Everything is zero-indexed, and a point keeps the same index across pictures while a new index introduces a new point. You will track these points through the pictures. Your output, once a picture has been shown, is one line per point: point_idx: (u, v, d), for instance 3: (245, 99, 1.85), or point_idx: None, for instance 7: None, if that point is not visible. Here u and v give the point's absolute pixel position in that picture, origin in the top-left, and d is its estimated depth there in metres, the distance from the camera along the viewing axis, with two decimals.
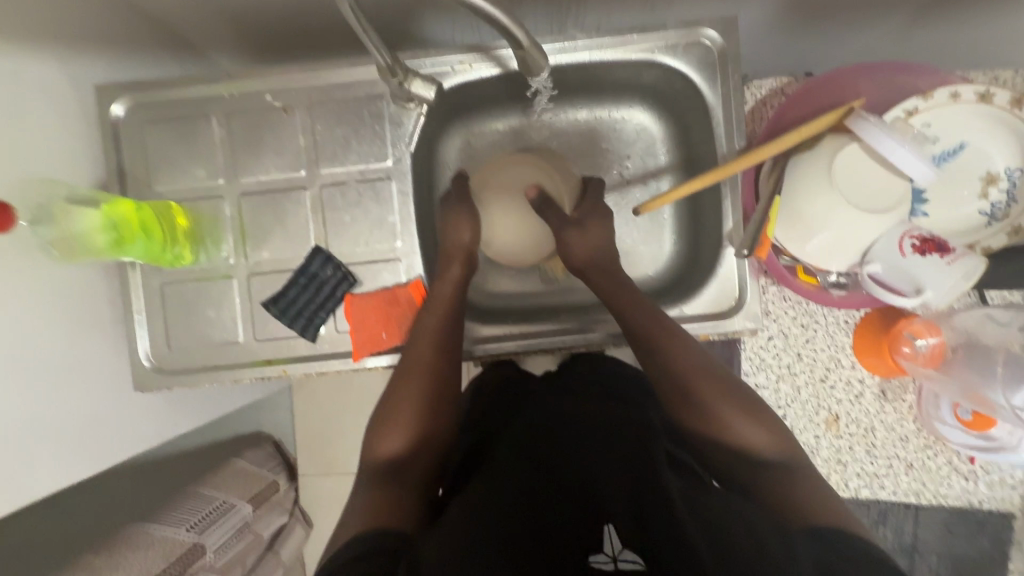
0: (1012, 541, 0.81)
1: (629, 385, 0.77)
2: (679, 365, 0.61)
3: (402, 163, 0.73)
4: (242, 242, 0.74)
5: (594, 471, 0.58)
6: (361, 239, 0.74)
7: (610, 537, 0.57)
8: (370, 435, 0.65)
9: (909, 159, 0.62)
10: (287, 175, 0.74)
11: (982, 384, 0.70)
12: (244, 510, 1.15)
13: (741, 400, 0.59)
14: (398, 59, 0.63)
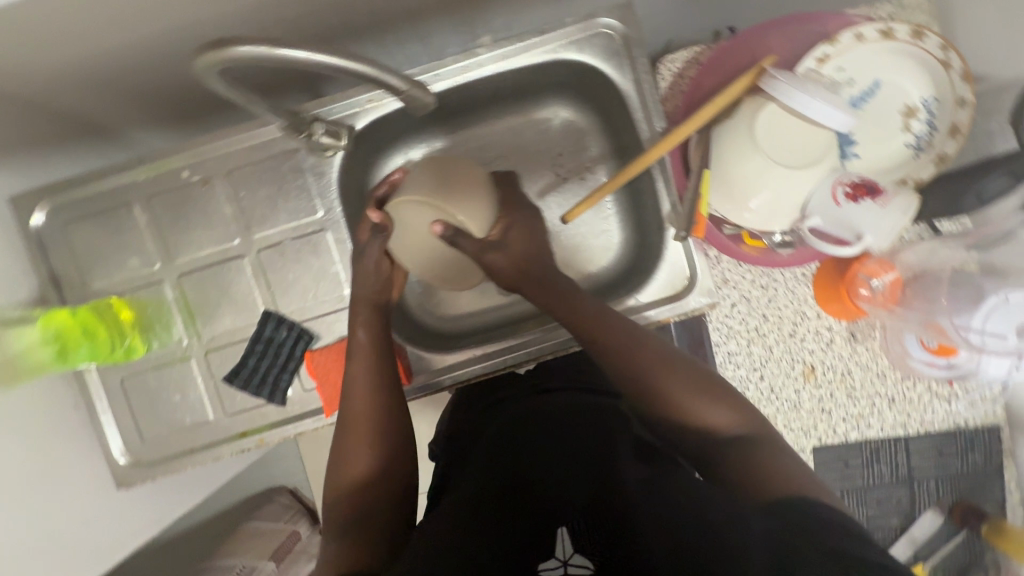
0: (1002, 452, 0.83)
1: (595, 377, 0.79)
2: (628, 355, 0.61)
3: (333, 212, 0.73)
4: (192, 322, 0.74)
5: (555, 479, 0.58)
6: (308, 295, 0.73)
7: (562, 539, 0.52)
8: (334, 466, 0.63)
9: (826, 114, 0.61)
10: (222, 247, 0.73)
11: (938, 316, 0.72)
12: (266, 567, 1.20)
13: (693, 380, 0.61)
14: (297, 114, 0.62)
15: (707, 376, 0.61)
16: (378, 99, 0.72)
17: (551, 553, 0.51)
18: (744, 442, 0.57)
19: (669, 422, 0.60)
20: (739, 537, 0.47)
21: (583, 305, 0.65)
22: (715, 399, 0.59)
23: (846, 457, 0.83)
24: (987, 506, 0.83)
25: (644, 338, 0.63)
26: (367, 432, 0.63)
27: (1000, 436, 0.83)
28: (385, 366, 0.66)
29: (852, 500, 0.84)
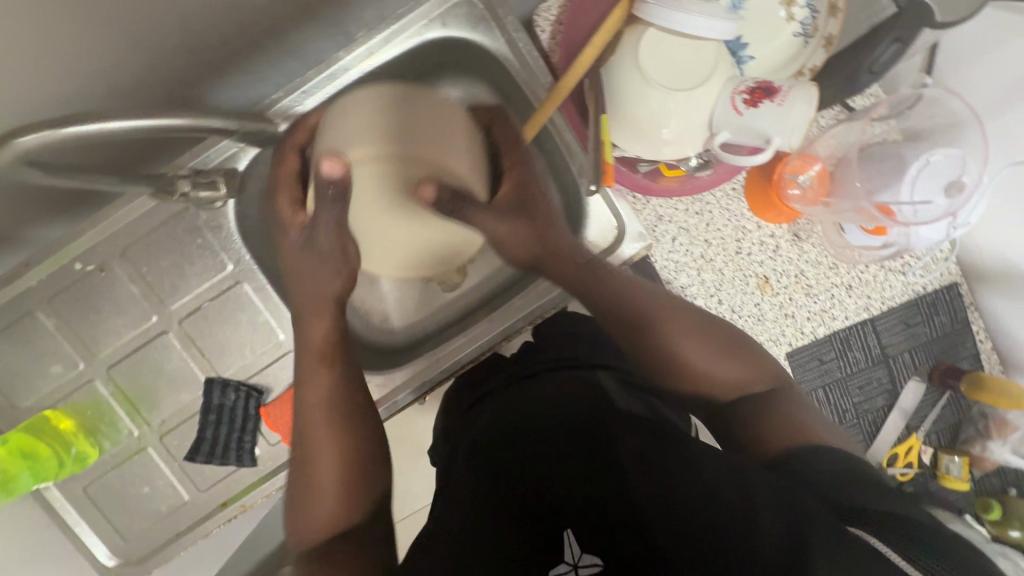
0: (965, 307, 0.84)
1: (567, 348, 0.73)
2: (664, 334, 0.60)
3: (244, 262, 0.69)
4: (136, 411, 0.71)
5: (558, 473, 0.53)
6: (246, 351, 0.71)
7: (569, 542, 0.50)
8: (298, 505, 0.58)
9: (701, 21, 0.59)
10: (142, 328, 0.70)
11: (875, 195, 0.70)
12: None
13: (706, 339, 0.60)
14: (159, 176, 0.61)
15: (734, 349, 0.61)
16: None
17: (560, 557, 0.49)
18: (758, 400, 0.58)
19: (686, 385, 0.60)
20: (762, 509, 0.44)
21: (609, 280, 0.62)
22: (727, 359, 0.60)
23: (819, 353, 0.84)
24: (964, 362, 0.85)
25: (679, 315, 0.62)
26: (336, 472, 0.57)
27: (959, 292, 0.84)
28: (355, 404, 0.60)
29: (836, 393, 0.84)
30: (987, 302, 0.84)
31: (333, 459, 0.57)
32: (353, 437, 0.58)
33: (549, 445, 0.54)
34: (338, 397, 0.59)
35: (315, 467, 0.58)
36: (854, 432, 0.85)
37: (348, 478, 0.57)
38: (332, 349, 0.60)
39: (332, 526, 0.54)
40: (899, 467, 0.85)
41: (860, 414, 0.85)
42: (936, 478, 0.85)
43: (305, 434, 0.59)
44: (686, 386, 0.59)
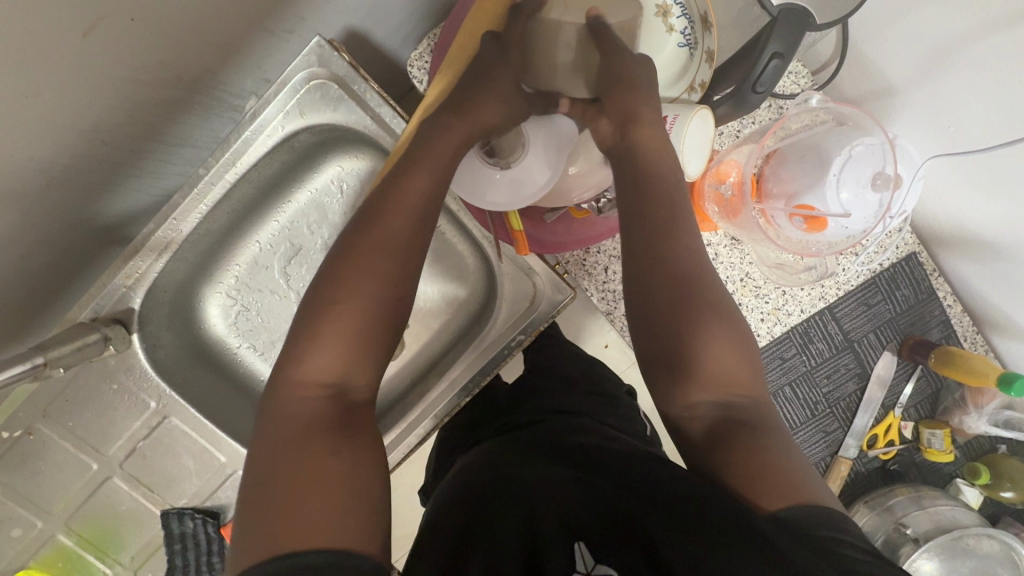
0: (927, 275, 0.79)
1: (551, 399, 0.69)
2: (731, 372, 0.51)
3: (165, 396, 0.69)
4: (104, 554, 0.71)
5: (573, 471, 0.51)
6: (192, 477, 0.71)
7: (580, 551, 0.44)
8: (322, 327, 0.50)
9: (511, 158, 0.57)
10: (85, 478, 0.69)
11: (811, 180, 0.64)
12: None
13: (727, 329, 0.52)
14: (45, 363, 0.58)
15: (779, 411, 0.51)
16: (136, 273, 0.65)
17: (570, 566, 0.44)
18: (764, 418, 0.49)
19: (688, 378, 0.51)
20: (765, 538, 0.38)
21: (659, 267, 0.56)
22: (737, 354, 0.51)
23: (780, 352, 0.79)
24: (934, 332, 0.80)
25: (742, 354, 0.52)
26: (366, 324, 0.50)
27: (919, 261, 0.79)
28: (408, 276, 0.53)
29: (804, 387, 0.80)
30: (950, 265, 0.79)
31: (346, 330, 0.50)
32: (361, 343, 0.50)
33: (569, 457, 0.54)
34: (392, 259, 0.52)
35: (333, 296, 0.51)
36: (829, 422, 0.81)
37: (354, 354, 0.50)
38: (406, 221, 0.53)
39: (323, 403, 0.48)
40: (880, 448, 0.82)
41: (832, 403, 0.81)
42: (920, 451, 0.82)
43: (345, 261, 0.52)
44: (674, 376, 0.52)
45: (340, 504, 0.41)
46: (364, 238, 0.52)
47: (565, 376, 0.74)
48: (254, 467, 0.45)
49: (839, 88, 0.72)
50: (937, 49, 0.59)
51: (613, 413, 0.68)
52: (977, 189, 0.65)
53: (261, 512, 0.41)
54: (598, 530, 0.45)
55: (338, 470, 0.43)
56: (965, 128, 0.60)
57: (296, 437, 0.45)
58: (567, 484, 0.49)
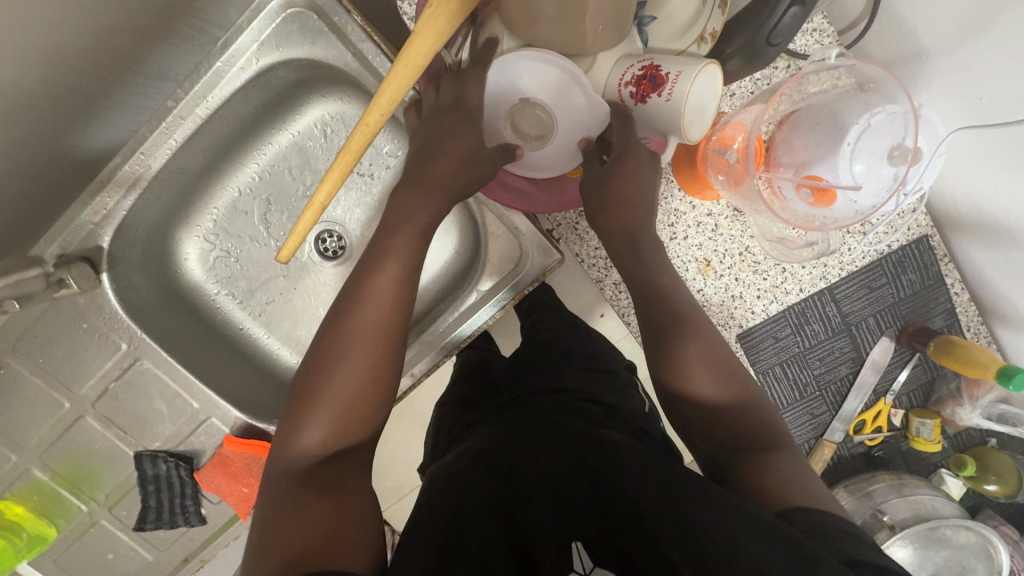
0: (937, 260, 0.75)
1: (545, 375, 0.69)
2: (730, 399, 0.53)
3: (137, 337, 0.67)
4: (79, 490, 0.72)
5: (557, 468, 0.50)
6: (165, 422, 0.70)
7: (579, 556, 0.44)
8: (314, 386, 0.51)
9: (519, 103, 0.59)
10: (58, 416, 0.69)
11: (823, 158, 0.60)
12: None
13: (719, 359, 0.55)
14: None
15: (770, 416, 0.53)
16: (104, 209, 0.62)
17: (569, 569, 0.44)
18: (755, 450, 0.51)
19: (681, 398, 0.54)
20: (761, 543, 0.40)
21: (653, 280, 0.59)
22: (728, 381, 0.54)
23: (774, 331, 0.77)
24: (937, 320, 0.77)
25: (733, 373, 0.55)
26: (361, 382, 0.51)
27: (930, 244, 0.75)
28: (394, 352, 0.53)
29: (794, 368, 0.78)
30: (962, 251, 0.74)
31: (335, 407, 0.50)
32: (359, 398, 0.51)
33: (554, 455, 0.52)
34: (377, 331, 0.52)
35: (321, 375, 0.51)
36: (817, 404, 0.79)
37: (343, 429, 0.50)
38: (389, 298, 0.53)
39: (323, 463, 0.49)
40: (867, 433, 0.80)
41: (822, 386, 0.79)
42: (908, 440, 0.81)
43: (329, 340, 0.52)
44: (672, 395, 0.55)
45: (346, 528, 0.44)
46: (355, 287, 0.53)
47: (551, 350, 0.74)
48: (257, 533, 0.45)
49: (867, 50, 0.67)
50: (980, 9, 0.53)
51: (603, 389, 0.67)
52: (1004, 170, 0.60)
53: (267, 555, 0.42)
54: (590, 528, 0.46)
55: (335, 510, 0.45)
56: (1005, 100, 0.54)
57: (297, 491, 0.46)
58: (570, 491, 0.48)
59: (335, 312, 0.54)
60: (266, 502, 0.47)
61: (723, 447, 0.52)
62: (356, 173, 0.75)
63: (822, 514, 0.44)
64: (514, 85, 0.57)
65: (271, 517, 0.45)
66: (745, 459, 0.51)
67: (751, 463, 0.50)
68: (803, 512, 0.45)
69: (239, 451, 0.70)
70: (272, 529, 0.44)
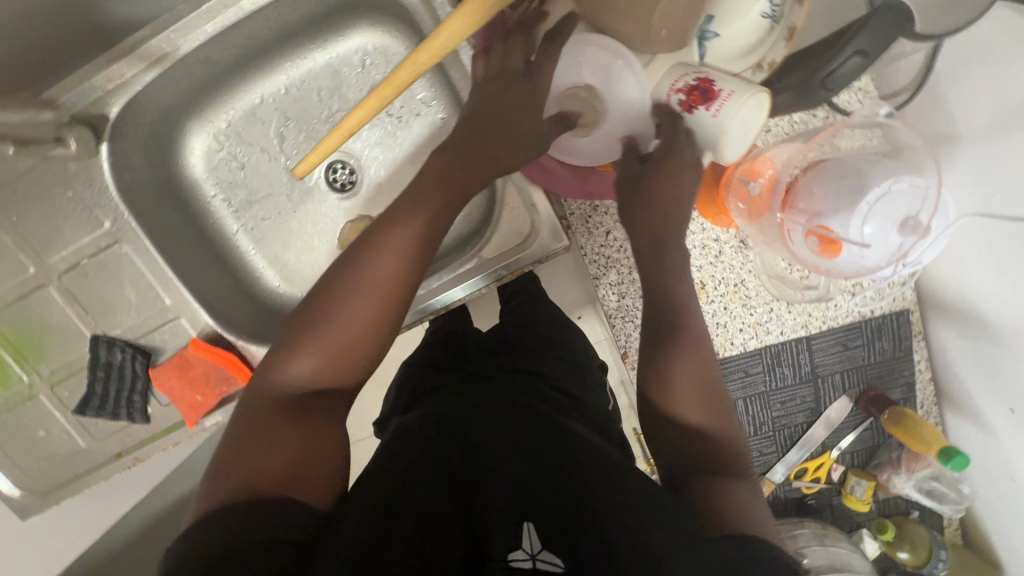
0: (910, 335, 0.79)
1: (523, 357, 0.69)
2: (706, 425, 0.54)
3: (122, 220, 0.65)
4: (23, 359, 0.69)
5: (525, 447, 0.50)
6: (130, 313, 0.67)
7: (528, 533, 0.40)
8: (315, 321, 0.50)
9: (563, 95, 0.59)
10: (21, 279, 0.66)
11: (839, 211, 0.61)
12: None
13: (708, 384, 0.56)
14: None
15: (738, 451, 0.54)
16: (117, 79, 0.60)
17: (516, 544, 0.39)
18: (715, 474, 0.51)
19: (659, 412, 0.56)
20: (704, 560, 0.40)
21: (655, 295, 0.59)
22: (709, 407, 0.55)
23: (746, 365, 0.79)
24: (896, 390, 0.81)
25: (715, 402, 0.55)
26: (362, 327, 0.50)
27: (909, 319, 0.78)
28: (402, 304, 0.51)
29: (755, 405, 0.81)
30: (936, 332, 0.78)
31: (333, 344, 0.49)
32: (356, 341, 0.50)
33: (525, 436, 0.52)
34: (390, 278, 0.50)
35: (325, 310, 0.50)
36: (767, 443, 0.82)
37: (338, 360, 0.50)
38: (408, 248, 0.51)
39: (305, 399, 0.49)
40: (805, 481, 0.84)
41: (777, 427, 0.82)
42: (840, 495, 0.85)
43: (341, 276, 0.51)
44: (652, 404, 0.56)
45: (303, 470, 0.43)
46: (376, 231, 0.52)
47: (533, 335, 0.75)
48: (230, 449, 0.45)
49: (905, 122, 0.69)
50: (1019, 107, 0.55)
51: (574, 380, 0.68)
52: (998, 262, 0.63)
53: (221, 482, 0.42)
54: (548, 512, 0.43)
55: (288, 460, 0.44)
56: (1013, 197, 0.57)
57: (274, 420, 0.46)
58: (534, 467, 0.48)
59: (350, 250, 0.53)
60: (242, 423, 0.47)
61: (685, 464, 0.53)
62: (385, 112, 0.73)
63: (767, 547, 0.44)
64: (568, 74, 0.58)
65: (240, 440, 0.45)
66: (704, 479, 0.51)
67: (708, 485, 0.51)
68: (748, 539, 0.44)
69: (204, 358, 0.67)
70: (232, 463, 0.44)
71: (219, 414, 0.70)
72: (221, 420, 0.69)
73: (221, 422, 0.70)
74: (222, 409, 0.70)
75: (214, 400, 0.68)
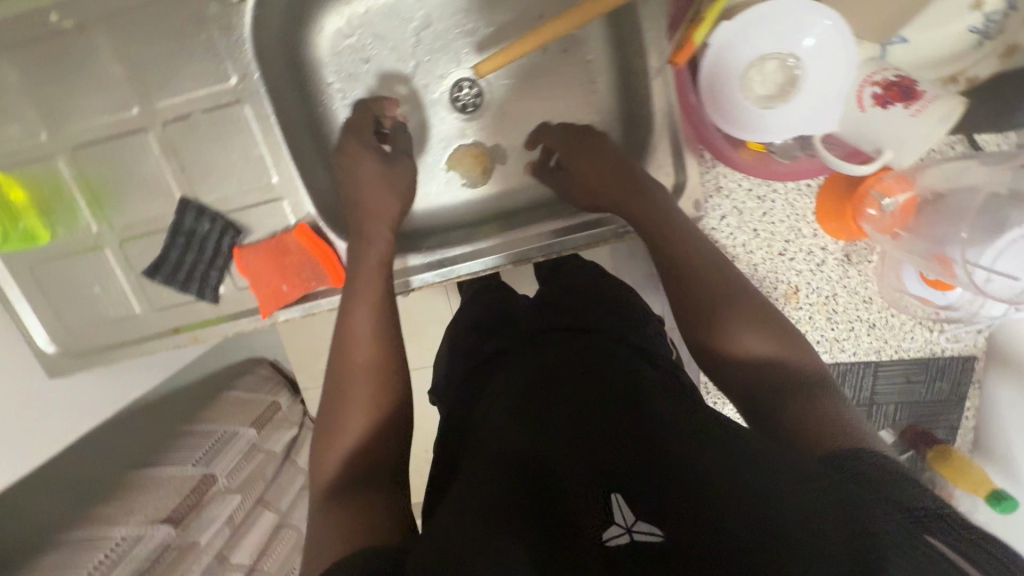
0: (970, 381, 0.81)
1: (568, 314, 0.66)
2: (766, 358, 0.49)
3: (250, 78, 0.59)
4: (98, 205, 0.63)
5: (571, 409, 0.47)
6: (231, 181, 0.62)
7: (619, 505, 0.40)
8: (342, 395, 0.54)
9: (762, 55, 0.58)
10: (120, 118, 0.60)
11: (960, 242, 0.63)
12: (248, 433, 0.98)
13: (760, 313, 0.51)
14: None
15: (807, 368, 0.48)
16: None
17: (612, 519, 0.40)
18: (790, 396, 0.46)
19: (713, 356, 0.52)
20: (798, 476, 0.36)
21: (699, 259, 0.54)
22: (764, 330, 0.50)
23: None
24: (938, 430, 0.84)
25: (776, 330, 0.50)
26: (374, 382, 0.54)
27: (974, 366, 0.80)
28: (394, 360, 0.56)
29: None
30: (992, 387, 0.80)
31: (369, 399, 0.53)
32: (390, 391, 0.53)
33: (573, 395, 0.48)
34: (362, 353, 0.55)
35: (345, 389, 0.54)
36: None
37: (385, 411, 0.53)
38: (366, 332, 0.56)
39: (362, 459, 0.50)
40: None
41: None
42: None
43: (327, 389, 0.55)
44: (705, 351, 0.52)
45: (377, 516, 0.44)
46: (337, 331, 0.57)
47: (595, 297, 0.71)
48: (320, 516, 0.45)
49: None
50: None
51: (652, 341, 0.67)
52: None
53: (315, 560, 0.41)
54: (622, 468, 0.41)
55: (369, 509, 0.45)
56: None
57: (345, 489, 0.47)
58: (589, 430, 0.45)
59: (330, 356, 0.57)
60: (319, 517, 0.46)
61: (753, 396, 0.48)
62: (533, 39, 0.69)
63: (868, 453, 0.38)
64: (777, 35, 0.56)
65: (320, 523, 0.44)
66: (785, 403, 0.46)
67: (788, 406, 0.46)
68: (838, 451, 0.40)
69: (302, 248, 0.64)
70: (327, 517, 0.45)
71: (299, 309, 0.66)
72: (300, 315, 0.66)
73: (295, 319, 0.67)
74: (304, 303, 0.66)
75: (299, 293, 0.64)
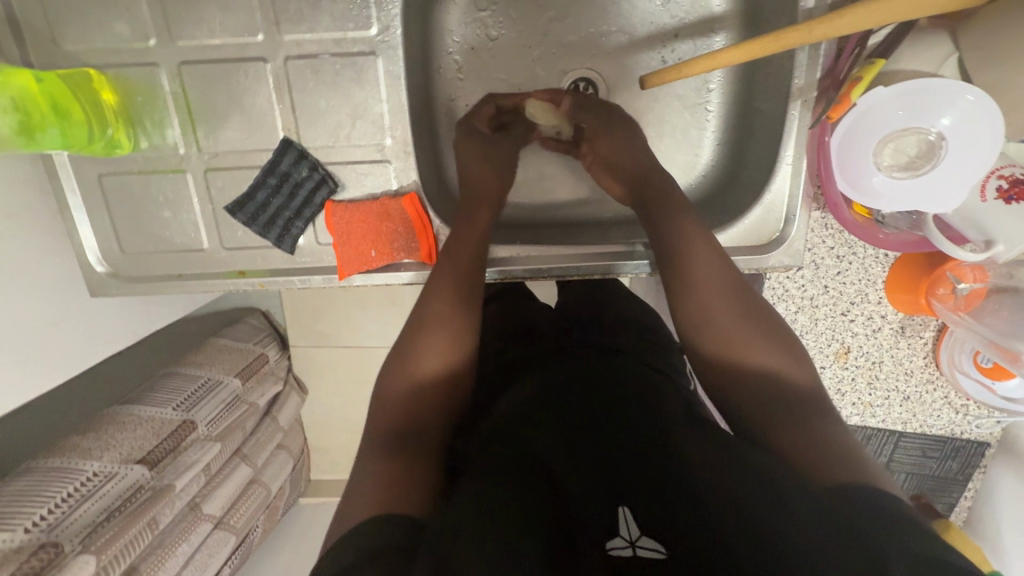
0: (978, 465, 0.86)
1: (597, 332, 0.63)
2: (772, 374, 0.47)
3: (390, 31, 0.57)
4: (191, 126, 0.59)
5: (597, 419, 0.45)
6: (341, 132, 0.60)
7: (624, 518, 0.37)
8: (416, 338, 0.52)
9: (906, 128, 0.61)
10: (241, 41, 0.57)
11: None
12: (233, 384, 0.91)
13: (759, 322, 0.50)
14: None
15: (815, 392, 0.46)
16: None
17: (614, 530, 0.37)
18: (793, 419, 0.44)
19: (722, 361, 0.50)
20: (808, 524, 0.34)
21: (709, 272, 0.53)
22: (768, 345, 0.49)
23: None
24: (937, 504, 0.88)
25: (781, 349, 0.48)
26: (454, 324, 0.52)
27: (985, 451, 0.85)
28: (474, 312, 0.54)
29: None
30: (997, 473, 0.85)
31: (450, 339, 0.52)
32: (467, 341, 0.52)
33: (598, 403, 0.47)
34: (452, 297, 0.54)
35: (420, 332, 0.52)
36: None
37: (462, 363, 0.51)
38: (453, 282, 0.55)
39: (419, 404, 0.48)
40: None
41: None
42: None
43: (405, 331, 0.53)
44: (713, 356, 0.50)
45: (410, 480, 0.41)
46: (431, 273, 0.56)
47: (628, 317, 0.68)
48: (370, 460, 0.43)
49: None
50: None
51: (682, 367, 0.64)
52: None
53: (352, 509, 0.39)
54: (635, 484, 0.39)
55: (400, 467, 0.42)
56: None
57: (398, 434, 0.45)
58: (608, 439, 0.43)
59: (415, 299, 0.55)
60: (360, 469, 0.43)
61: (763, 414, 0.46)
62: (662, 56, 0.69)
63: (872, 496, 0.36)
64: (925, 116, 0.60)
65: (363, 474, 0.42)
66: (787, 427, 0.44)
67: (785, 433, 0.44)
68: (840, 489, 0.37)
69: (402, 218, 0.62)
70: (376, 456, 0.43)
71: (379, 278, 0.64)
72: (379, 284, 0.64)
73: (370, 286, 0.64)
74: (385, 273, 0.63)
75: (385, 261, 0.62)
